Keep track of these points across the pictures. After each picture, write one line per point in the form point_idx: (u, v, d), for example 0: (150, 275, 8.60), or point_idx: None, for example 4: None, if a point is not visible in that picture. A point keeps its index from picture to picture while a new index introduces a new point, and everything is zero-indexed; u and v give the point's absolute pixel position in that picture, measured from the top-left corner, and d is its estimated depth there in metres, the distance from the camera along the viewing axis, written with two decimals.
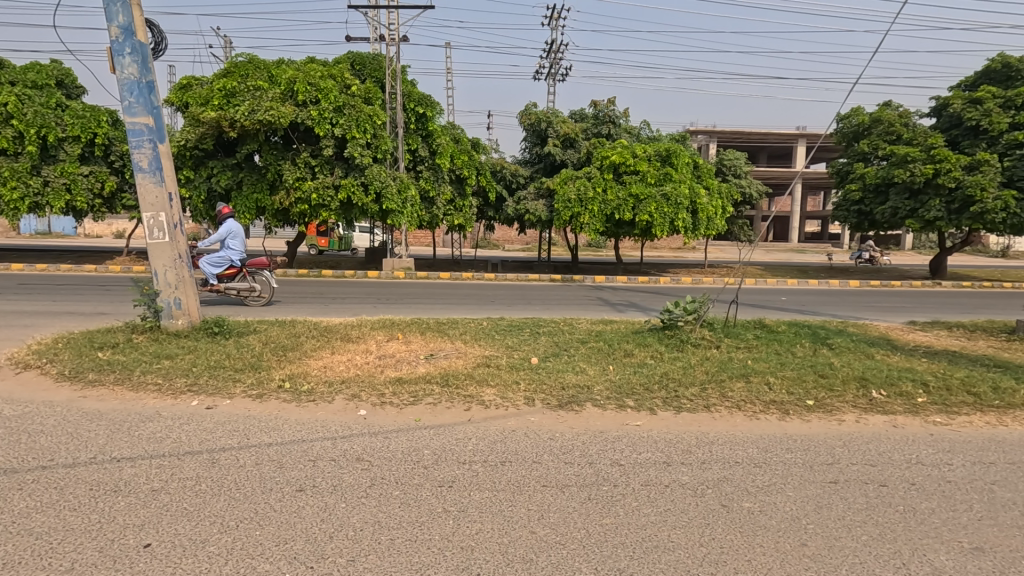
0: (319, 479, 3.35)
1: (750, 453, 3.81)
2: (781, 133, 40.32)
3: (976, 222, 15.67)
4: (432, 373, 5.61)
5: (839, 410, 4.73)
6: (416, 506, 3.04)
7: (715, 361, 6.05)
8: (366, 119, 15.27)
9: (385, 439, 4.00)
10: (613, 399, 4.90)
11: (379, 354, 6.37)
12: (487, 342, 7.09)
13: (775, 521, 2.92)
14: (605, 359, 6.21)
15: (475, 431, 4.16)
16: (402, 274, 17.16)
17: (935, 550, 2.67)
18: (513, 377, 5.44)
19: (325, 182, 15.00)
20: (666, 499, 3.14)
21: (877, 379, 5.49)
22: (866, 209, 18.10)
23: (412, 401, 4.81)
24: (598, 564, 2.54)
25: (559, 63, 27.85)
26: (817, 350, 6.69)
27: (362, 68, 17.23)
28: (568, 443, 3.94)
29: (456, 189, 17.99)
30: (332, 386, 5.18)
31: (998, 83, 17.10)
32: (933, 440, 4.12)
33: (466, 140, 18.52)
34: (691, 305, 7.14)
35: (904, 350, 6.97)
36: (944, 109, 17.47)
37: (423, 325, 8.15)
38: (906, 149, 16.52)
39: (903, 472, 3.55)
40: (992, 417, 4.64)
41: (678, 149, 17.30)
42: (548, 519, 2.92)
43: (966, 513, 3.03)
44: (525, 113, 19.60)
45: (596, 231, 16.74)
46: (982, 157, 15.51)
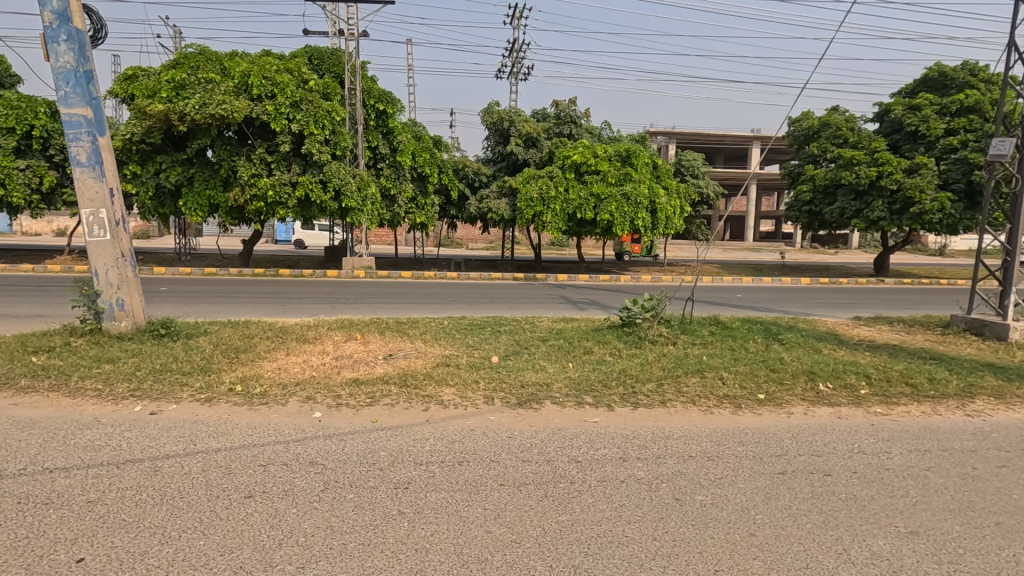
0: (269, 485, 3.25)
1: (704, 447, 3.89)
2: (737, 136, 41.57)
3: (915, 222, 16.50)
4: (390, 374, 5.51)
5: (789, 403, 4.90)
6: (371, 509, 2.98)
7: (671, 357, 6.17)
8: (324, 115, 14.93)
9: (340, 441, 3.91)
10: (571, 397, 4.94)
11: (336, 356, 6.21)
12: (447, 342, 7.01)
13: (725, 513, 2.99)
14: (565, 357, 6.24)
15: (433, 431, 4.11)
16: (362, 274, 16.85)
17: (874, 535, 2.78)
18: (472, 377, 5.39)
19: (281, 179, 14.57)
20: (622, 494, 3.18)
21: (824, 372, 5.71)
22: (816, 209, 18.84)
23: (369, 403, 4.71)
24: (552, 561, 2.54)
25: (521, 62, 28.04)
26: (768, 345, 6.90)
27: (320, 63, 16.88)
28: (527, 442, 3.94)
29: (418, 187, 17.79)
30: (286, 389, 5.03)
31: (934, 92, 18.06)
32: (875, 430, 4.32)
33: (427, 138, 18.30)
34: (649, 303, 7.29)
35: (849, 344, 7.27)
36: (886, 116, 18.34)
37: (382, 325, 8.02)
38: (852, 152, 17.28)
39: (846, 461, 3.70)
40: (928, 407, 4.90)
41: (638, 150, 17.57)
42: (503, 518, 2.91)
43: (903, 499, 3.18)
44: (488, 111, 19.60)
45: (558, 230, 16.84)
46: (921, 161, 16.35)
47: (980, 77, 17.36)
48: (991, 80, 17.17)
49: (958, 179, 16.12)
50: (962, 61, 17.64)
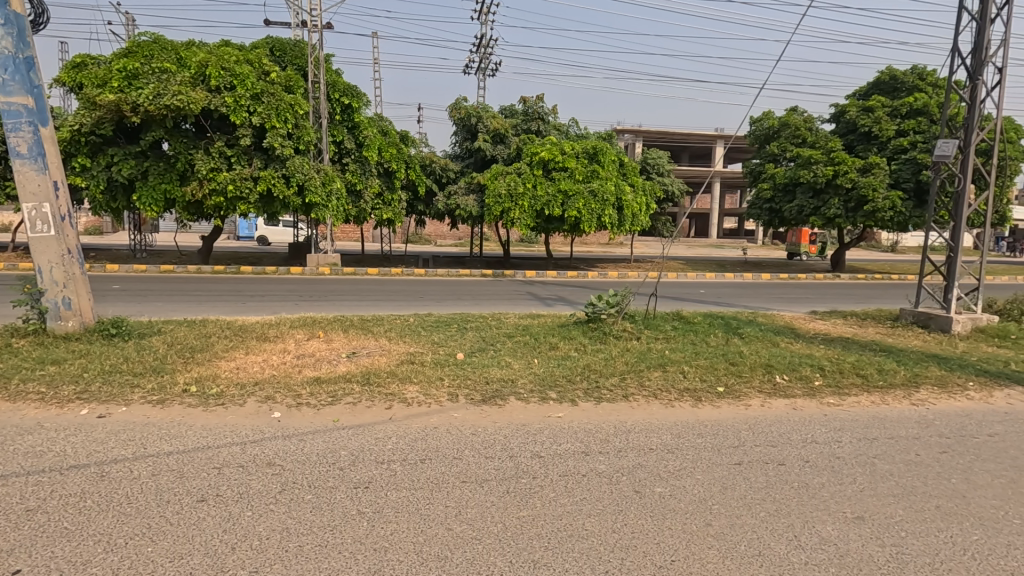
0: (224, 488, 3.15)
1: (665, 439, 3.96)
2: (701, 134, 42.45)
3: (869, 220, 17.14)
4: (353, 373, 5.42)
5: (747, 395, 5.04)
6: (329, 510, 2.93)
7: (635, 352, 6.26)
8: (287, 107, 14.57)
9: (299, 441, 3.83)
10: (536, 392, 4.95)
11: (298, 354, 6.08)
12: (413, 339, 6.95)
13: (683, 504, 3.05)
14: (530, 353, 6.26)
15: (395, 429, 4.07)
16: (327, 271, 16.54)
17: (824, 521, 2.89)
18: (436, 374, 5.36)
19: (242, 173, 14.13)
20: (583, 488, 3.21)
21: (780, 365, 5.89)
22: (776, 207, 19.40)
23: (331, 402, 4.63)
24: (512, 557, 2.55)
25: (489, 58, 28.04)
26: (728, 339, 7.08)
27: (282, 54, 16.47)
28: (490, 438, 3.94)
29: (384, 182, 17.52)
30: (244, 389, 4.90)
31: (886, 94, 18.78)
32: (827, 420, 4.48)
33: (394, 133, 18.04)
34: (614, 299, 7.39)
35: (805, 337, 7.53)
36: (841, 116, 18.97)
37: (346, 323, 7.89)
38: (810, 151, 17.87)
39: (799, 450, 3.83)
40: (877, 397, 5.11)
41: (605, 147, 17.75)
42: (465, 515, 2.90)
43: (852, 486, 3.30)
44: (455, 107, 19.49)
45: (527, 226, 16.84)
46: (874, 161, 17.00)
47: (928, 81, 18.11)
48: (938, 83, 17.95)
49: (908, 179, 16.77)
50: (912, 66, 18.38)
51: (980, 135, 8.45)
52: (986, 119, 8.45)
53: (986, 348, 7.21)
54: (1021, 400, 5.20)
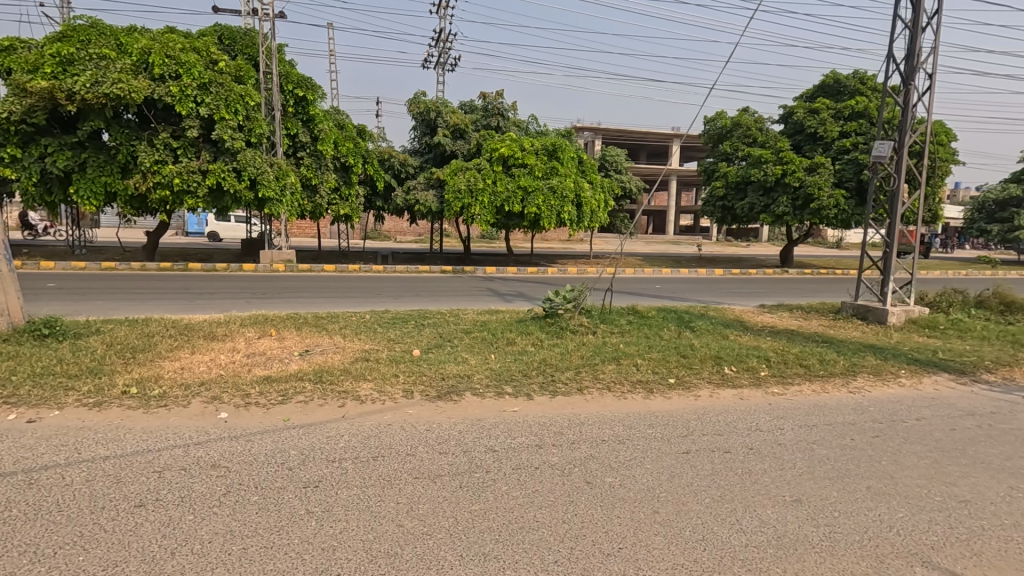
0: (164, 492, 3.03)
1: (617, 431, 4.04)
2: (658, 133, 43.41)
3: (815, 217, 17.88)
4: (305, 371, 5.29)
5: (697, 386, 5.19)
6: (276, 510, 2.86)
7: (591, 346, 6.36)
8: (237, 98, 14.05)
9: (246, 442, 3.71)
10: (491, 387, 4.97)
11: (248, 353, 5.89)
12: (368, 336, 6.84)
13: (631, 493, 3.12)
14: (487, 349, 6.26)
15: (348, 427, 4.01)
16: (281, 267, 16.11)
17: (764, 505, 3.01)
18: (391, 371, 5.30)
19: (189, 166, 13.56)
20: (535, 481, 3.24)
21: (729, 357, 6.09)
22: (728, 205, 20.03)
23: (281, 401, 4.51)
24: (463, 550, 2.55)
25: (448, 53, 27.89)
26: (680, 332, 7.28)
27: (231, 43, 15.87)
28: (444, 434, 3.92)
29: (341, 177, 17.12)
30: (189, 389, 4.72)
31: (830, 97, 19.60)
32: (771, 409, 4.67)
33: (351, 127, 17.64)
34: (570, 294, 7.48)
35: (753, 330, 7.81)
36: (789, 117, 19.71)
37: (300, 320, 7.72)
38: (760, 151, 18.53)
39: (744, 438, 3.97)
40: (818, 385, 5.37)
41: (564, 144, 17.86)
42: (416, 511, 2.89)
43: (791, 470, 3.45)
44: (413, 101, 19.24)
45: (487, 222, 16.83)
46: (819, 160, 17.73)
47: (868, 85, 18.98)
48: (877, 88, 18.85)
49: (850, 178, 17.58)
50: (853, 70, 19.23)
51: (913, 137, 8.94)
52: (918, 121, 8.94)
53: (918, 338, 7.67)
54: (947, 386, 5.55)
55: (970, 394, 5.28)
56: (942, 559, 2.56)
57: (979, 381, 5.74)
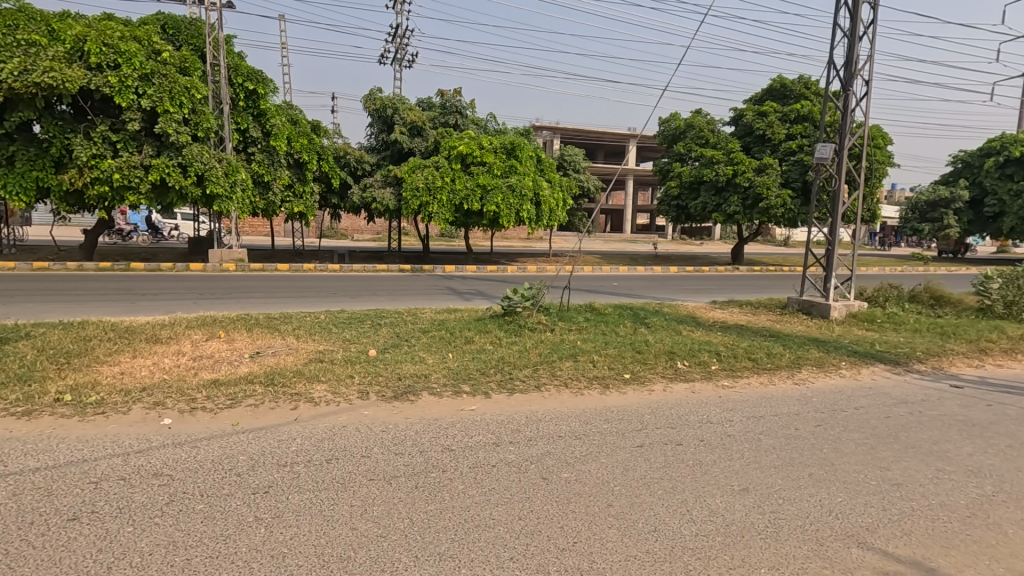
0: (101, 503, 2.87)
1: (573, 427, 4.08)
2: (615, 133, 44.14)
3: (764, 216, 18.57)
4: (255, 373, 5.13)
5: (651, 381, 5.32)
6: (222, 518, 2.76)
7: (548, 344, 6.41)
8: (182, 91, 13.44)
9: (192, 448, 3.57)
10: (448, 386, 4.94)
11: (194, 356, 5.66)
12: (322, 337, 6.68)
13: (586, 487, 3.17)
14: (445, 348, 6.22)
15: (301, 430, 3.91)
16: (232, 266, 15.56)
17: (713, 495, 3.10)
18: (346, 372, 5.19)
19: (130, 161, 12.90)
20: (491, 479, 3.25)
21: (681, 352, 6.26)
22: (682, 204, 20.57)
23: (229, 404, 4.36)
24: (418, 551, 2.53)
25: (405, 49, 27.57)
26: (636, 329, 7.43)
27: (175, 33, 15.19)
28: (401, 434, 3.87)
29: (295, 174, 16.65)
30: (129, 395, 4.49)
31: (777, 100, 20.35)
32: (721, 401, 4.82)
33: (304, 122, 17.11)
34: (529, 292, 7.51)
35: (705, 325, 8.05)
36: (739, 120, 20.38)
37: (250, 321, 7.48)
38: (712, 152, 19.11)
39: (695, 431, 4.09)
40: (765, 377, 5.59)
41: (522, 143, 17.88)
42: (371, 513, 2.84)
43: (739, 461, 3.57)
44: (369, 97, 18.90)
45: (445, 221, 16.71)
46: (767, 161, 18.41)
47: (812, 90, 19.80)
48: (821, 92, 19.70)
49: (796, 179, 18.34)
50: (799, 75, 20.02)
51: (853, 140, 9.40)
52: (856, 126, 9.40)
53: (858, 331, 8.09)
54: (883, 376, 5.88)
55: (904, 383, 5.61)
56: (876, 539, 2.70)
57: (911, 371, 6.11)
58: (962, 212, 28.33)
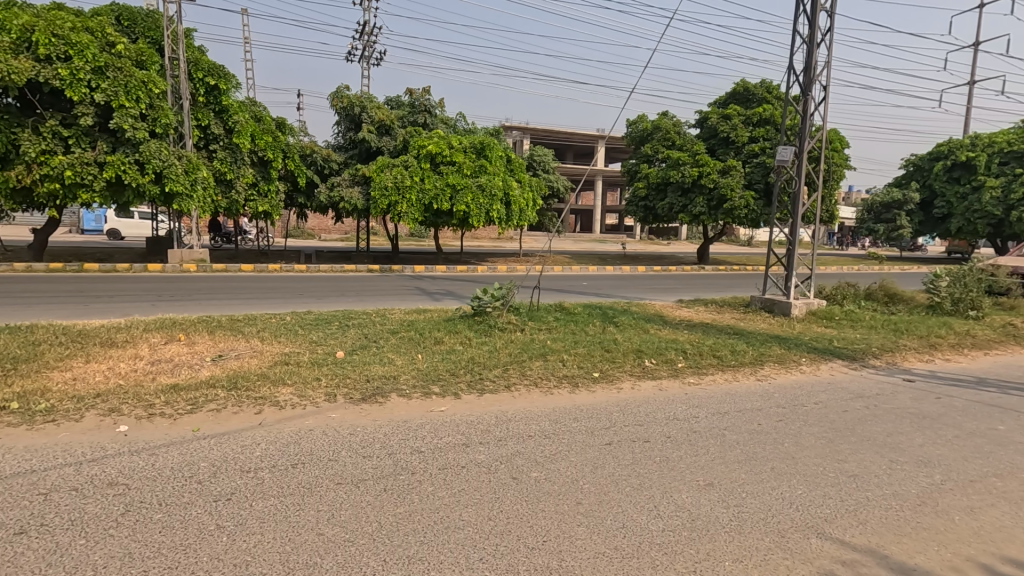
0: (51, 516, 2.74)
1: (543, 426, 4.10)
2: (584, 133, 44.52)
3: (728, 217, 19.03)
4: (218, 377, 4.98)
5: (619, 379, 5.39)
6: (182, 527, 2.67)
7: (518, 343, 6.42)
8: (139, 85, 12.95)
9: (150, 455, 3.44)
10: (418, 388, 4.90)
11: (152, 360, 5.46)
12: (288, 339, 6.54)
13: (555, 486, 3.18)
14: (414, 349, 6.17)
15: (266, 435, 3.81)
16: (192, 266, 15.07)
17: (679, 490, 3.16)
18: (313, 374, 5.09)
19: (83, 157, 12.38)
20: (462, 479, 3.23)
21: (649, 350, 6.37)
22: (650, 205, 20.90)
23: (190, 410, 4.22)
24: (386, 555, 2.50)
25: (373, 46, 27.23)
26: (605, 328, 7.52)
27: (131, 25, 14.62)
28: (369, 437, 3.82)
29: (259, 172, 16.24)
30: (82, 402, 4.31)
31: (740, 104, 20.85)
32: (687, 398, 4.93)
33: (269, 119, 16.69)
34: (499, 292, 7.50)
35: (672, 324, 8.20)
36: (704, 122, 20.80)
37: (213, 323, 7.27)
38: (678, 153, 19.48)
39: (662, 427, 4.16)
40: (729, 374, 5.73)
41: (492, 143, 17.84)
42: (338, 518, 2.80)
43: (705, 456, 3.65)
44: (336, 95, 18.59)
45: (415, 220, 16.57)
46: (731, 163, 18.86)
47: (774, 94, 20.37)
48: (782, 97, 20.28)
49: (759, 180, 18.86)
50: (761, 80, 20.56)
51: (812, 143, 9.71)
52: (815, 129, 9.71)
53: (817, 328, 8.36)
54: (840, 371, 6.09)
55: (860, 378, 5.84)
56: (835, 529, 2.80)
57: (867, 366, 6.35)
58: (914, 214, 29.58)
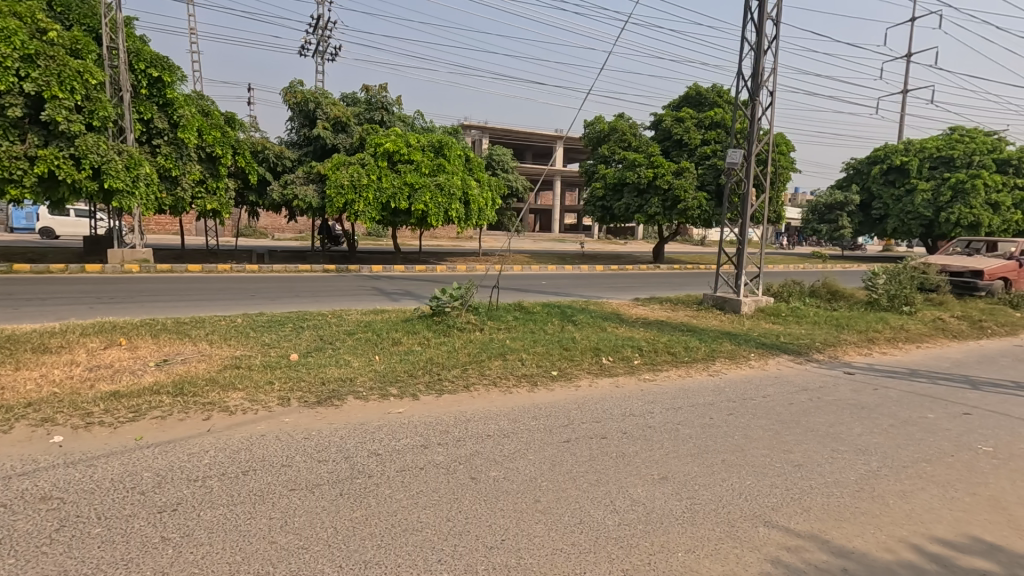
0: None
1: (502, 425, 4.11)
2: (542, 133, 44.80)
3: (682, 217, 19.55)
4: (162, 383, 4.76)
5: (577, 376, 5.47)
6: (124, 542, 2.55)
7: (478, 343, 6.42)
8: (74, 74, 12.22)
9: (88, 467, 3.26)
10: (376, 390, 4.82)
11: (90, 366, 5.18)
12: (239, 341, 6.32)
13: (514, 484, 3.20)
14: (372, 350, 6.08)
15: (214, 442, 3.67)
16: (135, 267, 14.37)
17: (635, 484, 3.24)
18: (265, 378, 4.94)
19: (11, 150, 11.59)
20: (420, 481, 3.20)
21: (606, 348, 6.47)
22: (607, 205, 21.25)
23: (132, 417, 4.03)
24: (342, 561, 2.45)
25: (327, 41, 26.63)
26: (563, 326, 7.61)
27: (64, 11, 13.78)
28: (324, 441, 3.73)
29: (207, 168, 15.60)
30: (11, 412, 4.04)
31: (693, 107, 21.43)
32: (643, 394, 5.04)
33: (217, 113, 16.02)
34: (457, 292, 7.46)
35: (628, 321, 8.38)
36: (659, 124, 21.29)
37: (156, 326, 6.93)
38: (634, 155, 19.88)
39: (618, 424, 4.24)
40: (682, 370, 5.90)
41: (450, 141, 17.72)
42: (291, 525, 2.73)
43: (659, 451, 3.75)
44: (289, 90, 18.06)
45: (372, 219, 16.32)
46: (684, 165, 19.38)
47: (724, 98, 21.05)
48: (732, 101, 20.97)
49: (711, 182, 19.46)
50: (712, 84, 21.20)
51: (759, 147, 10.08)
52: (763, 133, 10.09)
53: (765, 324, 8.71)
54: (786, 365, 6.37)
55: (804, 371, 6.11)
56: (780, 517, 2.92)
57: (811, 360, 6.66)
58: (854, 214, 31.19)
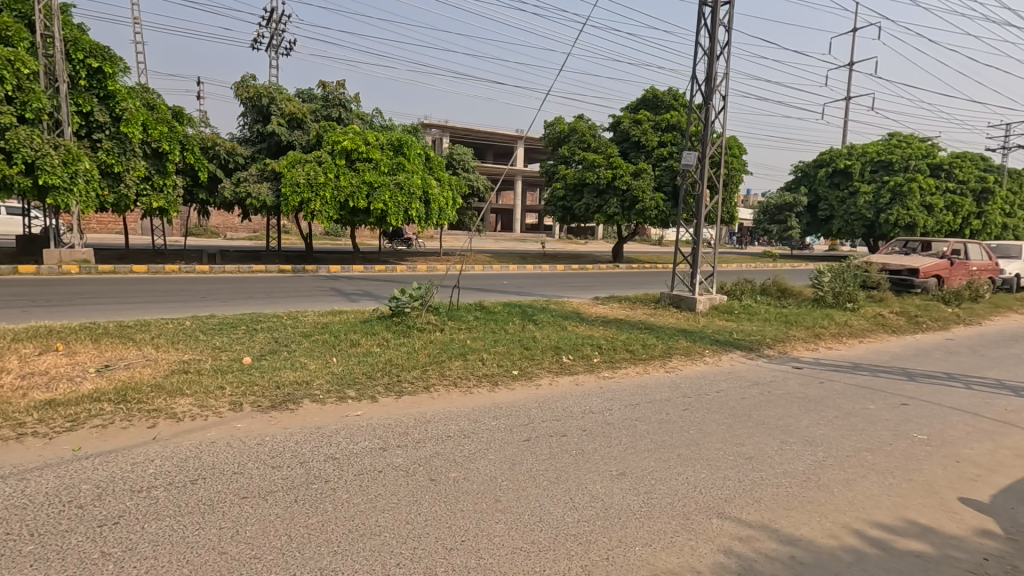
0: None
1: (462, 426, 4.09)
2: (503, 133, 44.87)
3: (640, 217, 19.93)
4: (103, 390, 4.52)
5: (538, 375, 5.50)
6: (60, 559, 2.40)
7: (438, 343, 6.38)
8: (3, 63, 11.47)
9: (20, 481, 3.06)
10: (333, 393, 4.71)
11: (23, 374, 4.87)
12: (187, 345, 6.07)
13: (474, 485, 3.19)
14: (329, 352, 5.95)
15: (160, 450, 3.51)
16: (74, 267, 13.62)
17: (594, 481, 3.28)
18: (216, 382, 4.76)
19: None
20: (379, 485, 3.15)
21: (567, 346, 6.52)
22: (568, 205, 21.45)
23: (69, 427, 3.81)
24: (297, 569, 2.39)
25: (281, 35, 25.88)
26: (524, 325, 7.64)
27: None
28: (278, 446, 3.62)
29: (153, 164, 14.89)
30: None
31: (651, 110, 21.86)
32: (602, 391, 5.11)
33: (164, 107, 15.31)
34: (417, 292, 7.38)
35: (588, 320, 8.49)
36: (617, 126, 21.62)
37: (98, 330, 6.58)
38: (593, 155, 20.14)
39: (578, 421, 4.28)
40: (640, 367, 6.01)
41: (410, 140, 17.51)
42: (243, 534, 2.64)
43: (618, 447, 3.80)
44: (242, 84, 17.49)
45: (329, 219, 15.98)
46: (642, 166, 19.76)
47: (680, 102, 21.57)
48: (687, 105, 21.50)
49: (667, 183, 19.90)
50: (669, 88, 21.68)
51: (713, 149, 10.37)
52: (716, 136, 10.38)
53: (719, 322, 8.97)
54: (739, 361, 6.59)
55: (755, 367, 6.33)
56: (733, 508, 3.02)
57: (762, 356, 6.90)
58: (802, 216, 32.47)
